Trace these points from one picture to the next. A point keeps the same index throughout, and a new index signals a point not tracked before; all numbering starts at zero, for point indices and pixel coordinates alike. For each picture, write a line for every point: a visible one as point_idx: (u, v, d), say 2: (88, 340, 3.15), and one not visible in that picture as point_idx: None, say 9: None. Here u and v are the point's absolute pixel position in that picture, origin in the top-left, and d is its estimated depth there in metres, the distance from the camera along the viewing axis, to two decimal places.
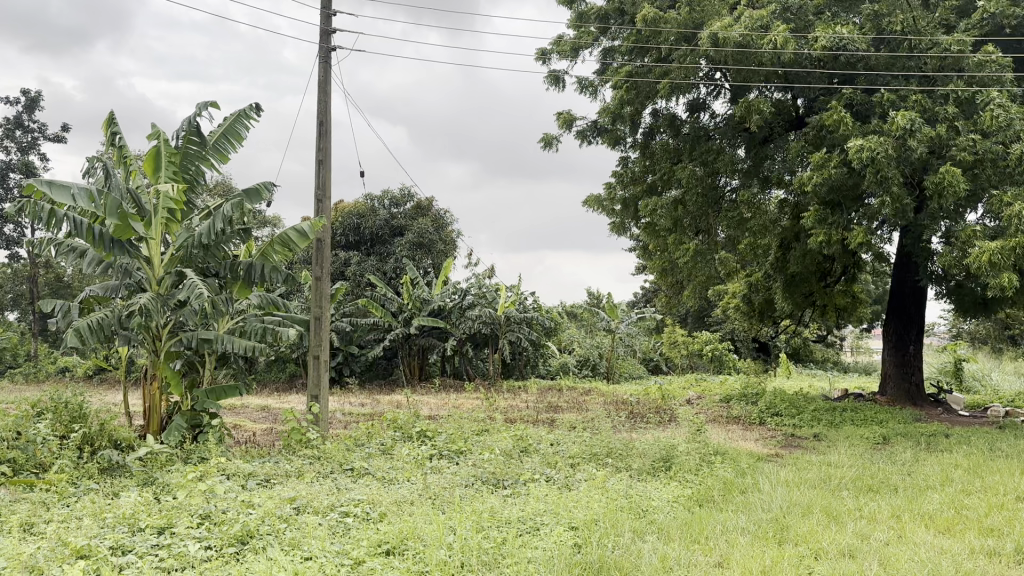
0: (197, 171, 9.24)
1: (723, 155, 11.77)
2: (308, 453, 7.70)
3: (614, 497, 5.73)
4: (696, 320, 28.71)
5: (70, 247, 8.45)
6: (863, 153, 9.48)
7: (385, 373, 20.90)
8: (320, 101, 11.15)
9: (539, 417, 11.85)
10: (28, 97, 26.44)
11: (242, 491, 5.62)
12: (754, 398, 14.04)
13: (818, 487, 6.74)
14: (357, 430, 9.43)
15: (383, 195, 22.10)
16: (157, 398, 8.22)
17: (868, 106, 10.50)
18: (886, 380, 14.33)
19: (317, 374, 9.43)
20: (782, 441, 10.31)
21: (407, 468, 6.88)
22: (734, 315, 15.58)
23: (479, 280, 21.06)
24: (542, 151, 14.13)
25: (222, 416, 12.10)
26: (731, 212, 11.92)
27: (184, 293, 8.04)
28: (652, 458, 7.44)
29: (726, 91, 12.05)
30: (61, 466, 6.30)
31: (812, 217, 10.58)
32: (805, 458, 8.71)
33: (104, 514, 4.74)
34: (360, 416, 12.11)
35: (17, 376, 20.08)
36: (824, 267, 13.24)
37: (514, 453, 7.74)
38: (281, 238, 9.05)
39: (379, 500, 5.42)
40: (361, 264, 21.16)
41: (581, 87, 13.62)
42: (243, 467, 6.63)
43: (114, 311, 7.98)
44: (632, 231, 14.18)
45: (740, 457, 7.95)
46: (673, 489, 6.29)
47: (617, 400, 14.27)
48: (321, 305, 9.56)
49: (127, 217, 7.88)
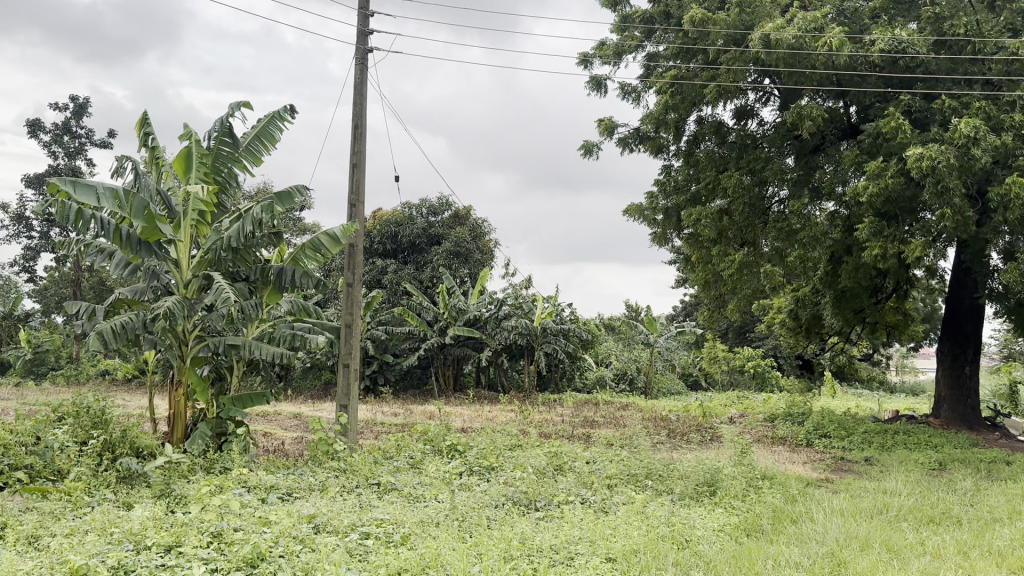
0: (230, 172, 9.09)
1: (771, 164, 11.33)
2: (334, 465, 7.42)
3: (656, 524, 5.33)
4: (737, 335, 28.01)
5: (98, 248, 8.27)
6: (922, 162, 8.96)
7: (420, 383, 20.68)
8: (357, 103, 10.98)
9: (575, 432, 11.46)
10: (77, 103, 26.94)
11: (260, 507, 5.35)
12: (800, 418, 13.48)
13: (875, 518, 6.24)
14: (386, 442, 9.14)
15: (420, 203, 21.92)
16: (182, 405, 8.01)
17: (928, 113, 9.96)
18: (940, 401, 13.63)
19: (347, 383, 9.16)
20: (832, 465, 9.79)
21: (436, 485, 6.55)
22: (779, 331, 15.05)
23: (516, 291, 20.74)
24: (582, 159, 13.79)
25: (253, 423, 11.95)
26: (780, 224, 11.46)
27: (211, 296, 7.82)
28: (695, 481, 7.02)
29: (775, 97, 11.67)
30: (78, 474, 6.13)
31: (866, 229, 10.05)
32: (858, 484, 8.19)
33: (112, 529, 4.50)
34: (392, 427, 11.85)
35: (58, 378, 20.31)
36: (876, 283, 12.66)
37: (548, 471, 7.37)
38: (313, 242, 8.83)
39: (402, 520, 5.10)
40: (398, 273, 21.01)
41: (624, 93, 13.29)
42: (264, 479, 6.38)
43: (140, 315, 7.79)
44: (674, 242, 13.73)
45: (788, 482, 7.48)
46: (718, 517, 5.86)
47: (656, 417, 13.82)
48: (352, 313, 9.30)
49: (154, 219, 7.70)
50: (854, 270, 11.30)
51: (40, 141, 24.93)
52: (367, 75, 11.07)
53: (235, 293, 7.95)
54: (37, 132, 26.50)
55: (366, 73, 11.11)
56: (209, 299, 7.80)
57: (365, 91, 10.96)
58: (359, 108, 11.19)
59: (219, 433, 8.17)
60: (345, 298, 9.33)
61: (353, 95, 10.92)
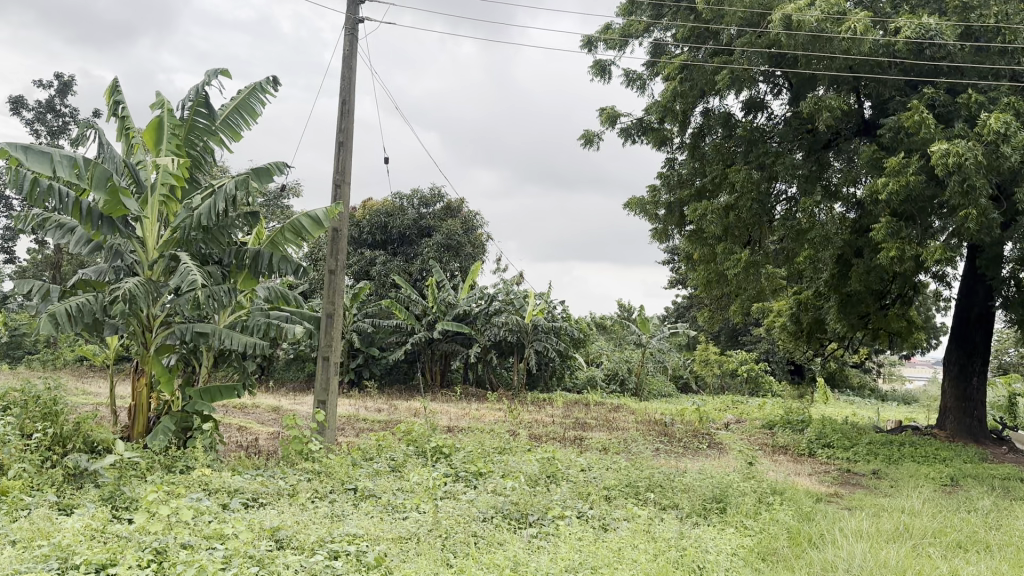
0: (205, 147, 8.58)
1: (782, 158, 10.79)
2: (307, 466, 6.80)
3: (664, 547, 4.74)
4: (728, 337, 27.65)
5: (58, 224, 7.59)
6: (949, 158, 8.44)
7: (405, 378, 20.08)
8: (345, 75, 10.31)
9: (567, 434, 10.91)
10: (62, 81, 26.19)
11: (221, 517, 4.73)
12: (800, 426, 12.98)
13: (901, 542, 5.68)
14: (366, 442, 8.49)
15: (412, 194, 21.27)
16: (143, 396, 7.42)
17: (953, 108, 9.49)
18: (947, 412, 13.06)
19: (325, 378, 8.52)
20: (839, 478, 9.27)
21: (418, 493, 5.97)
22: (779, 335, 14.55)
23: (508, 286, 20.13)
24: (582, 149, 13.20)
25: (229, 417, 11.35)
26: (789, 222, 10.89)
27: (177, 279, 7.17)
28: (703, 497, 6.46)
29: (787, 88, 11.19)
30: (19, 471, 5.47)
31: (882, 230, 9.48)
32: (871, 501, 7.64)
33: (37, 543, 3.83)
34: (373, 425, 11.25)
35: (32, 363, 19.62)
36: (884, 288, 12.13)
37: (541, 480, 6.78)
38: (293, 225, 8.21)
39: (378, 536, 4.51)
40: (387, 264, 20.39)
41: (628, 81, 12.85)
42: (229, 482, 5.78)
43: (98, 297, 7.13)
44: (674, 239, 13.17)
45: (800, 497, 6.93)
46: (731, 537, 5.32)
47: (650, 421, 13.28)
48: (334, 302, 8.67)
49: (117, 193, 7.07)
50: (866, 273, 10.74)
51: (22, 119, 24.15)
52: (357, 47, 10.40)
53: (202, 277, 7.30)
54: (20, 109, 25.71)
55: (356, 45, 10.44)
56: (174, 282, 7.15)
57: (355, 64, 10.30)
58: (347, 81, 10.51)
59: (184, 428, 7.54)
60: (327, 286, 8.69)
61: (341, 67, 10.25)
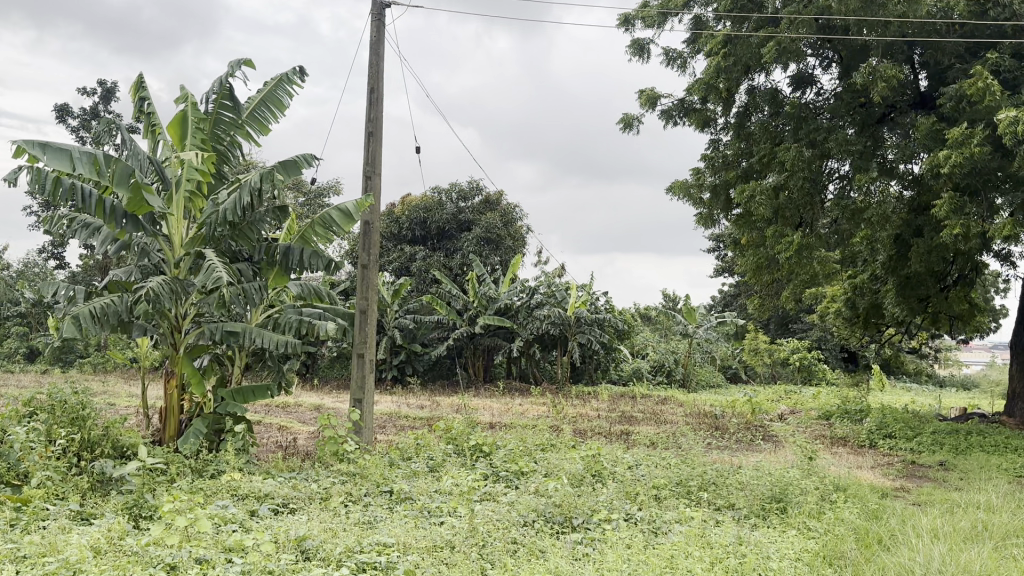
0: (231, 140, 8.48)
1: (834, 134, 10.25)
2: (342, 469, 6.53)
3: (720, 554, 4.34)
4: (778, 326, 26.92)
5: (83, 223, 7.46)
6: (1018, 126, 7.83)
7: (448, 374, 19.87)
8: (372, 62, 10.03)
9: (613, 429, 10.53)
10: (105, 87, 26.54)
11: (246, 528, 4.48)
12: (858, 416, 12.38)
13: (983, 543, 5.17)
14: (404, 441, 8.19)
15: (450, 187, 21.02)
16: (175, 398, 7.21)
17: (1020, 73, 8.87)
18: (1016, 400, 12.32)
19: (361, 375, 8.26)
20: (903, 471, 8.73)
21: (455, 496, 5.65)
22: (834, 321, 13.92)
23: (550, 279, 19.76)
24: (621, 133, 12.81)
25: (271, 417, 11.21)
26: (842, 201, 10.35)
27: (202, 277, 6.97)
28: (761, 496, 6.03)
29: (837, 62, 10.65)
30: (43, 479, 5.31)
31: (945, 206, 8.86)
32: (941, 495, 7.10)
33: (45, 559, 3.60)
34: (415, 423, 10.99)
35: (83, 367, 19.84)
36: (945, 268, 11.47)
37: (586, 479, 6.42)
38: (323, 218, 7.98)
39: (409, 546, 4.20)
40: (428, 259, 20.17)
41: (669, 60, 12.60)
42: (258, 487, 5.55)
43: (123, 298, 6.96)
44: (720, 224, 12.66)
45: (866, 494, 6.44)
46: (792, 540, 4.90)
47: (700, 413, 12.80)
48: (367, 297, 8.39)
49: (139, 189, 6.91)
50: (926, 252, 10.13)
51: (68, 125, 24.49)
52: (384, 34, 10.12)
53: (228, 274, 7.09)
54: (66, 117, 26.13)
55: (383, 31, 10.16)
56: (199, 280, 6.94)
57: (382, 51, 10.02)
58: (374, 69, 10.23)
59: (217, 430, 7.36)
60: (360, 281, 8.42)
61: (368, 54, 9.98)
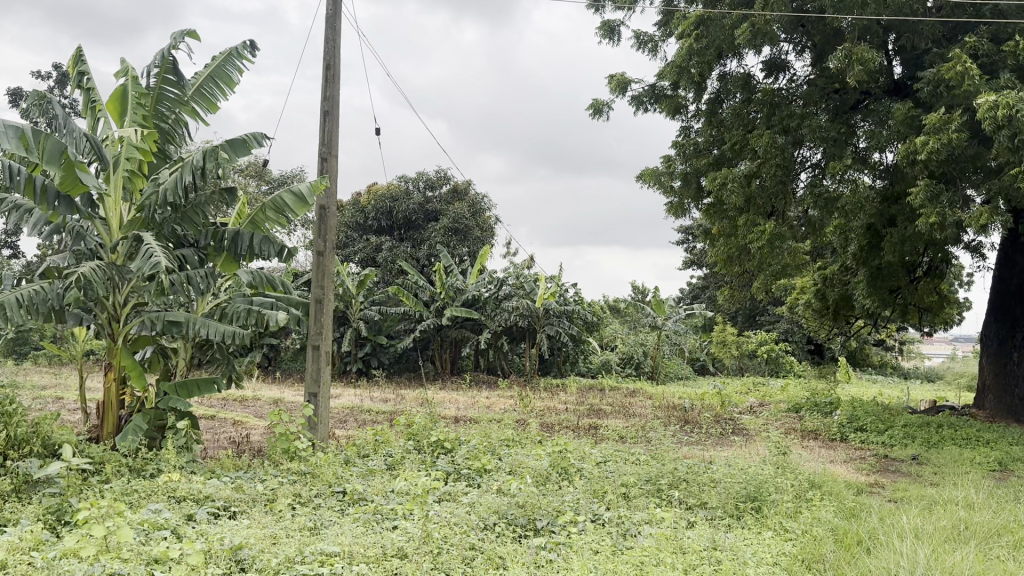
0: (176, 118, 8.14)
1: (809, 120, 10.02)
2: (293, 468, 6.12)
3: (694, 561, 4.03)
4: (746, 318, 26.88)
5: (13, 205, 6.97)
6: (998, 111, 7.65)
7: (414, 366, 19.45)
8: (329, 37, 9.55)
9: (581, 423, 10.23)
10: (60, 70, 25.61)
11: (178, 536, 4.08)
12: (829, 409, 12.22)
13: (965, 543, 4.94)
14: (361, 437, 7.78)
15: (417, 176, 20.55)
16: (114, 392, 6.81)
17: (998, 58, 8.72)
18: (986, 392, 12.28)
19: (316, 368, 7.84)
20: (877, 465, 8.55)
21: (412, 497, 5.28)
22: (804, 313, 13.75)
23: (518, 270, 19.41)
24: (591, 119, 12.50)
25: (228, 412, 10.74)
26: (816, 190, 10.13)
27: (139, 262, 6.50)
28: (736, 495, 5.75)
29: (811, 47, 10.52)
30: None
31: (921, 193, 8.65)
32: (917, 491, 6.90)
33: None
34: (377, 417, 10.59)
35: (37, 360, 19.12)
36: (918, 260, 11.32)
37: (552, 476, 6.08)
38: (275, 201, 7.55)
39: (357, 555, 3.84)
40: (393, 249, 19.72)
41: (640, 44, 12.34)
42: (201, 489, 5.16)
43: (55, 285, 6.50)
44: (691, 214, 12.38)
45: (842, 491, 6.20)
46: (770, 543, 4.62)
47: (670, 405, 12.56)
48: (323, 286, 7.96)
49: (73, 167, 6.46)
50: (900, 242, 9.95)
51: None
52: (341, 8, 9.65)
53: (168, 259, 6.63)
54: (19, 101, 25.18)
55: (341, 5, 9.69)
56: (136, 265, 6.48)
57: (340, 26, 9.55)
58: (330, 44, 9.74)
59: (160, 426, 6.90)
60: (315, 268, 7.97)
61: (325, 29, 9.52)
